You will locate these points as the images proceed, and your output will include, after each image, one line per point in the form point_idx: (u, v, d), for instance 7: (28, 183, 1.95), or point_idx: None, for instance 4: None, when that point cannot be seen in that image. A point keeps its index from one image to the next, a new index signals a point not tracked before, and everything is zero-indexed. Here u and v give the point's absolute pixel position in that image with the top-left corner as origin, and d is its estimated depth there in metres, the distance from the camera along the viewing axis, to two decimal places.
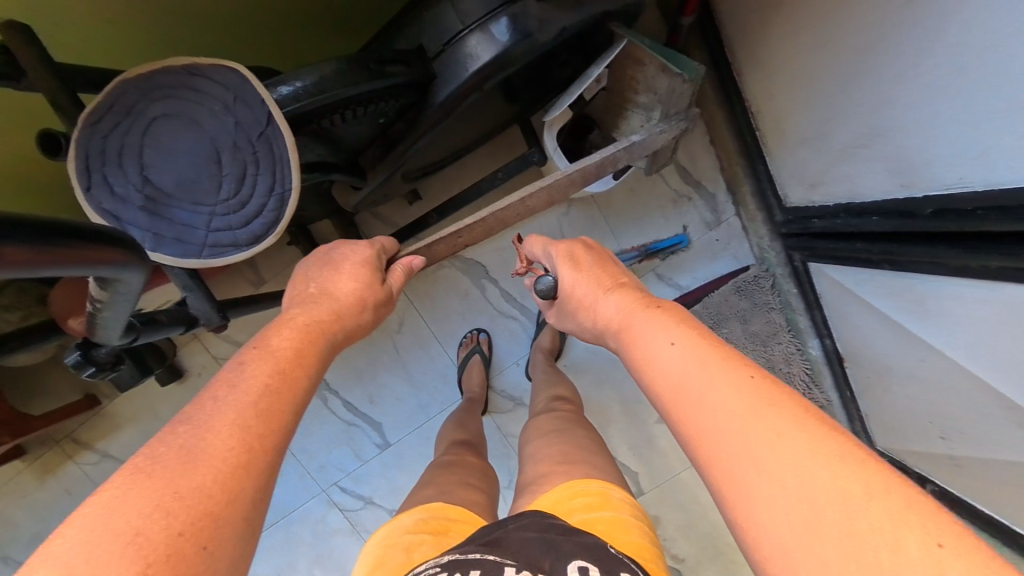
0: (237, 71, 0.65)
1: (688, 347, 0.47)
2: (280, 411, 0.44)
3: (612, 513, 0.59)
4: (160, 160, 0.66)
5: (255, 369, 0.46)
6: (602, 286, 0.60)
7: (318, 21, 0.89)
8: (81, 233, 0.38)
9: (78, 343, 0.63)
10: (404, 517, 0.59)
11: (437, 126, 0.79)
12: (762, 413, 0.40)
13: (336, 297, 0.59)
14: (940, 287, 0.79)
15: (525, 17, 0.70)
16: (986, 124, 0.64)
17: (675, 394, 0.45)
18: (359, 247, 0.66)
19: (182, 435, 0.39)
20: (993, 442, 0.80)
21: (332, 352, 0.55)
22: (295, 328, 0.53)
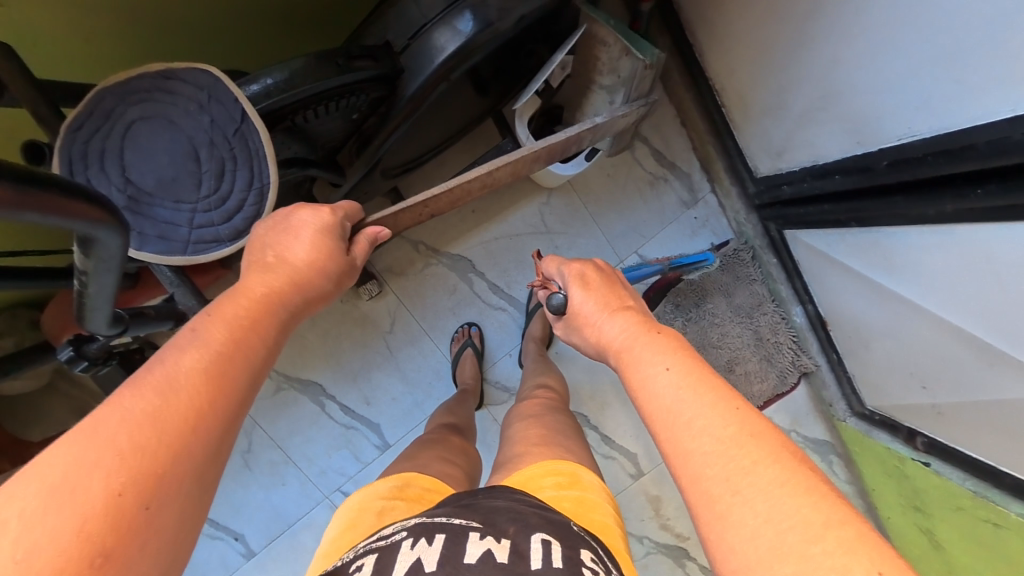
0: (210, 71, 0.67)
1: (682, 374, 0.48)
2: (231, 377, 0.45)
3: (581, 493, 0.61)
4: (140, 161, 0.68)
5: (210, 336, 0.47)
6: (607, 307, 0.61)
7: (284, 23, 0.91)
8: (57, 183, 0.39)
9: (70, 339, 0.65)
10: (379, 483, 0.60)
11: (407, 120, 0.81)
12: (743, 441, 0.41)
13: (291, 270, 0.60)
14: (901, 239, 0.84)
15: (484, 8, 0.74)
16: (925, 76, 0.68)
17: (663, 418, 0.46)
18: (309, 212, 0.65)
19: (133, 399, 0.40)
20: (972, 385, 0.84)
21: (287, 322, 0.56)
22: (244, 298, 0.54)
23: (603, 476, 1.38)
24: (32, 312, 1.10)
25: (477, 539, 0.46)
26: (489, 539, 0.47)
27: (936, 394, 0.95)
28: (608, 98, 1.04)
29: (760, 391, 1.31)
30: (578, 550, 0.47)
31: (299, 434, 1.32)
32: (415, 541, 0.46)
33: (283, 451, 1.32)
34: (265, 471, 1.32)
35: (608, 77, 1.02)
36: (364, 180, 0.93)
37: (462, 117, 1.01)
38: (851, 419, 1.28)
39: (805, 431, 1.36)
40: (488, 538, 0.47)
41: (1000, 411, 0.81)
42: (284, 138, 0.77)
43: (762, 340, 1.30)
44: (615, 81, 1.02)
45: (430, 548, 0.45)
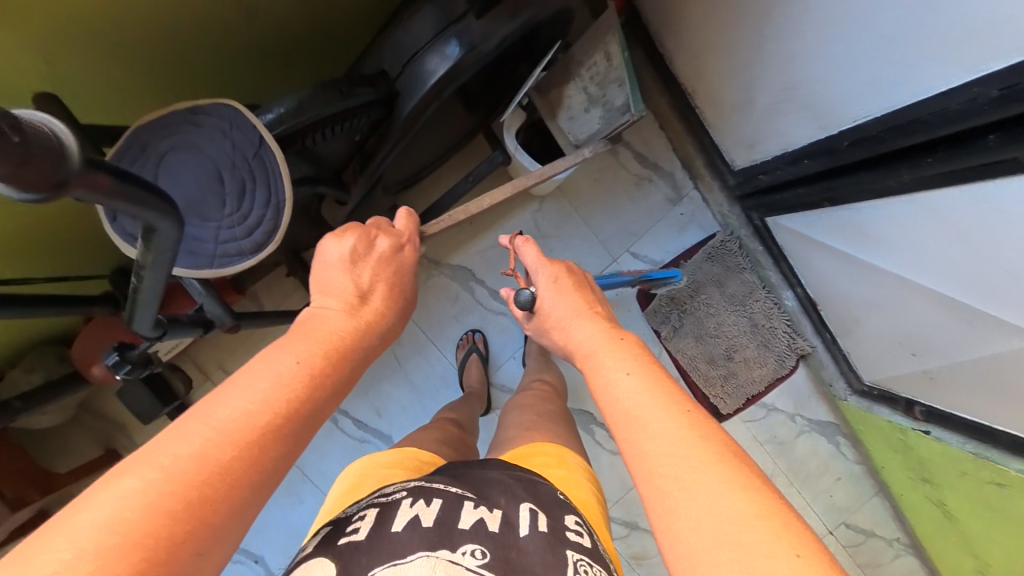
0: (231, 104, 0.73)
1: (640, 380, 0.52)
2: (295, 432, 0.45)
3: (566, 472, 0.66)
4: (171, 186, 0.73)
5: (291, 380, 0.47)
6: (578, 313, 0.65)
7: (286, 61, 1.00)
8: (135, 179, 0.41)
9: (115, 345, 0.72)
10: (380, 454, 0.64)
11: (405, 137, 0.89)
12: (692, 440, 0.45)
13: (366, 308, 0.59)
14: (872, 214, 0.90)
15: (469, 32, 0.82)
16: (873, 62, 0.75)
17: (621, 419, 0.50)
18: (384, 238, 0.65)
19: (210, 441, 0.40)
20: (958, 346, 0.89)
21: (357, 365, 0.55)
22: (322, 337, 0.53)
23: (614, 473, 1.40)
24: (59, 348, 1.15)
25: (471, 509, 0.51)
26: (482, 509, 0.51)
27: (926, 360, 1.00)
28: (585, 104, 1.14)
29: (760, 375, 1.35)
30: (563, 518, 0.53)
31: (315, 450, 1.35)
32: (413, 500, 0.51)
33: (299, 468, 1.35)
34: (283, 489, 1.34)
35: (592, 87, 1.12)
36: (368, 196, 1.01)
37: (454, 133, 1.09)
38: (852, 398, 1.31)
39: (809, 414, 1.36)
40: (481, 508, 0.51)
41: (988, 367, 0.86)
42: (295, 160, 0.84)
43: (758, 326, 1.34)
44: (598, 95, 1.13)
45: (427, 508, 0.50)
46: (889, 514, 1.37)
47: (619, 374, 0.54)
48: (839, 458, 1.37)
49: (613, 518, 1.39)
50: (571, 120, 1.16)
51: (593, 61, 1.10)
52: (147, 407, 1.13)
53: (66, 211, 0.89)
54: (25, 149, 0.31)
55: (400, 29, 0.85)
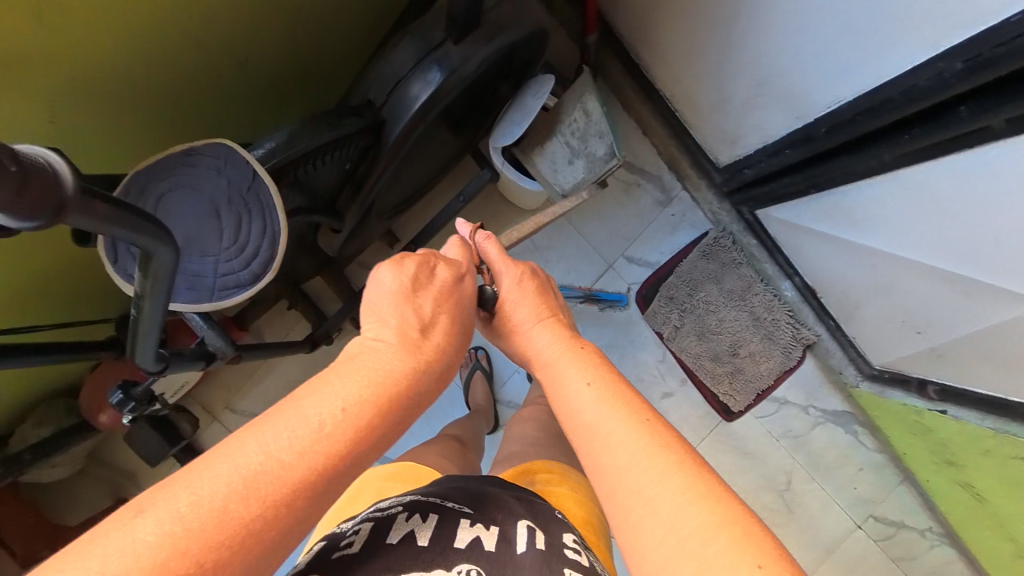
0: (225, 143, 0.70)
1: (601, 390, 0.51)
2: (326, 493, 0.38)
3: (567, 488, 0.67)
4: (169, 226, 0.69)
5: (333, 428, 0.39)
6: (537, 317, 0.62)
7: (274, 101, 1.04)
8: (130, 206, 0.43)
9: (120, 382, 0.72)
10: (380, 466, 0.66)
11: (393, 161, 0.92)
12: (651, 450, 0.45)
13: (428, 344, 0.50)
14: (857, 196, 0.92)
15: (448, 58, 0.86)
16: (839, 49, 0.78)
17: (583, 432, 0.49)
18: (444, 266, 0.57)
19: (233, 494, 0.34)
20: (961, 318, 0.89)
21: (410, 413, 0.46)
22: (374, 375, 0.45)
23: None
24: (69, 399, 1.16)
25: (468, 526, 0.51)
26: (478, 526, 0.51)
27: (931, 337, 1.00)
28: (568, 156, 1.15)
29: (768, 369, 1.34)
30: (560, 535, 0.53)
31: None
32: (408, 514, 0.51)
33: None
34: None
35: (574, 141, 1.14)
36: (362, 222, 1.03)
37: (442, 155, 1.12)
38: (864, 384, 1.29)
39: (821, 404, 1.35)
40: (477, 526, 0.51)
41: (994, 336, 0.86)
42: (291, 193, 0.84)
43: (760, 320, 1.34)
44: (581, 147, 1.14)
45: (423, 524, 0.50)
46: (917, 502, 1.33)
47: (579, 386, 0.53)
48: (858, 448, 1.34)
49: None
50: (555, 171, 1.15)
51: (574, 116, 1.14)
52: (155, 449, 1.13)
53: (67, 260, 0.91)
54: (24, 176, 0.32)
55: (383, 59, 0.89)
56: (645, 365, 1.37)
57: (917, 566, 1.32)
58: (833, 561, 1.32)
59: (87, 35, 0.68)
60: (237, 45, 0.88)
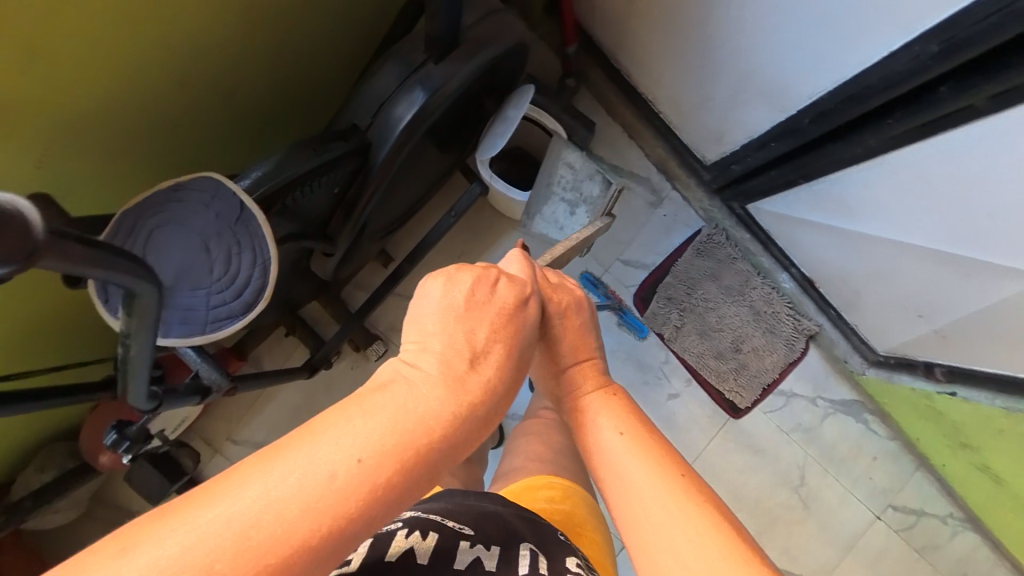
0: (211, 176, 0.68)
1: (633, 442, 0.53)
2: (322, 554, 0.34)
3: (570, 507, 0.69)
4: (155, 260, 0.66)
5: (348, 480, 0.36)
6: (572, 356, 0.59)
7: (259, 132, 1.04)
8: (108, 247, 0.43)
9: (114, 424, 0.71)
10: None
11: (381, 183, 0.92)
12: (676, 506, 0.47)
13: (469, 381, 0.45)
14: (847, 182, 0.92)
15: (430, 78, 0.87)
16: (814, 40, 0.79)
17: (612, 480, 0.51)
18: (506, 284, 0.51)
19: (225, 543, 0.32)
20: (962, 299, 0.89)
21: (434, 473, 0.40)
22: (407, 424, 0.40)
23: None
24: (68, 443, 1.14)
25: (468, 547, 0.53)
26: (479, 547, 0.53)
27: (934, 319, 0.99)
28: (568, 209, 1.14)
29: (772, 363, 1.32)
30: (564, 560, 0.54)
31: None
32: (409, 531, 0.52)
33: None
34: None
35: (570, 192, 1.15)
36: (354, 244, 1.02)
37: (430, 174, 1.12)
38: (871, 370, 1.28)
39: (829, 395, 1.33)
40: (478, 547, 0.53)
41: (997, 314, 0.85)
42: (278, 220, 0.83)
43: (760, 314, 1.33)
44: (577, 197, 1.15)
45: (423, 541, 0.51)
46: (935, 489, 1.31)
47: (612, 435, 0.54)
48: (871, 437, 1.32)
49: None
50: (560, 227, 1.15)
51: (562, 173, 1.15)
52: (157, 488, 1.11)
53: (59, 302, 0.90)
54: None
55: (365, 83, 0.89)
56: (648, 368, 1.36)
57: (942, 554, 1.29)
58: (855, 555, 1.29)
59: (72, 79, 0.69)
60: (220, 80, 0.88)
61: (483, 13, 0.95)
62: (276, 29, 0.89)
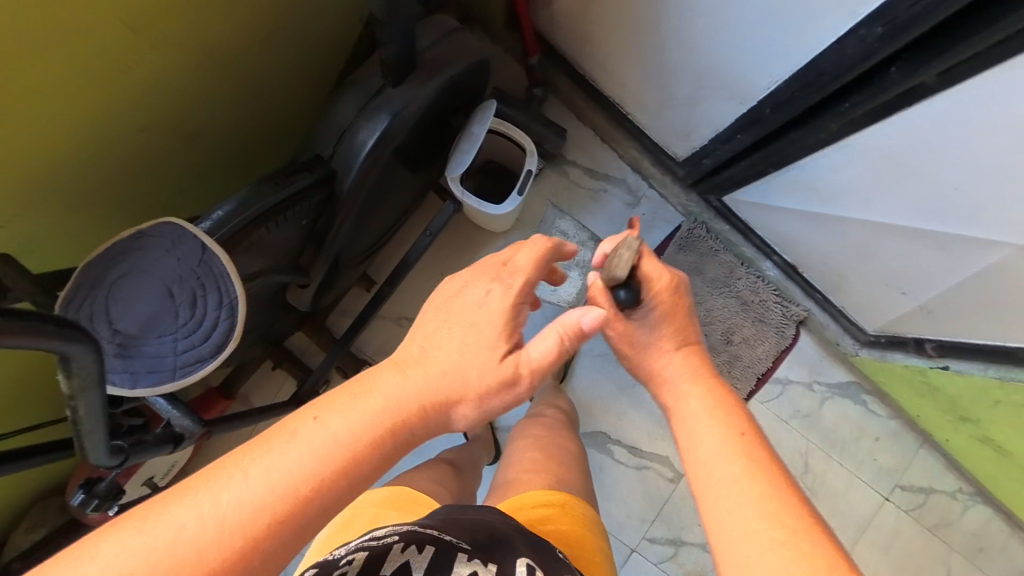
0: (172, 221, 0.67)
1: (730, 440, 0.54)
2: (288, 524, 0.41)
3: (567, 526, 0.68)
4: (117, 313, 0.64)
5: (314, 460, 0.43)
6: (672, 343, 0.65)
7: (232, 173, 1.01)
8: (42, 317, 0.42)
9: (81, 483, 0.70)
10: (375, 491, 0.72)
11: (351, 211, 0.91)
12: (768, 518, 0.47)
13: (428, 373, 0.53)
14: (815, 167, 0.92)
15: (390, 102, 0.87)
16: (764, 31, 0.79)
17: (698, 464, 0.54)
18: (490, 287, 0.57)
19: (199, 518, 0.39)
20: (941, 273, 0.88)
21: (393, 455, 0.48)
22: (375, 411, 0.48)
23: (642, 490, 1.34)
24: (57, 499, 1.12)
25: (465, 560, 0.53)
26: (476, 562, 0.53)
27: (917, 295, 0.99)
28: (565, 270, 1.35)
29: (764, 352, 1.31)
30: None
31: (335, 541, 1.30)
32: (404, 545, 0.52)
33: None
34: None
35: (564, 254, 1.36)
36: (330, 273, 1.01)
37: (403, 197, 1.12)
38: (863, 351, 1.27)
39: (825, 378, 1.32)
40: (475, 561, 0.53)
41: (977, 285, 0.85)
42: (248, 258, 0.80)
43: (747, 303, 1.32)
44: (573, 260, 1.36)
45: (418, 555, 0.51)
46: (940, 465, 1.29)
47: (729, 431, 0.55)
48: (871, 417, 1.31)
49: (656, 540, 1.32)
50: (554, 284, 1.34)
51: (556, 237, 1.37)
52: None
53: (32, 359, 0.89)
54: None
55: (327, 113, 0.89)
56: None
57: (955, 531, 1.28)
58: (867, 539, 1.28)
59: (34, 141, 0.65)
60: None
61: (441, 34, 0.96)
62: (244, 70, 0.87)
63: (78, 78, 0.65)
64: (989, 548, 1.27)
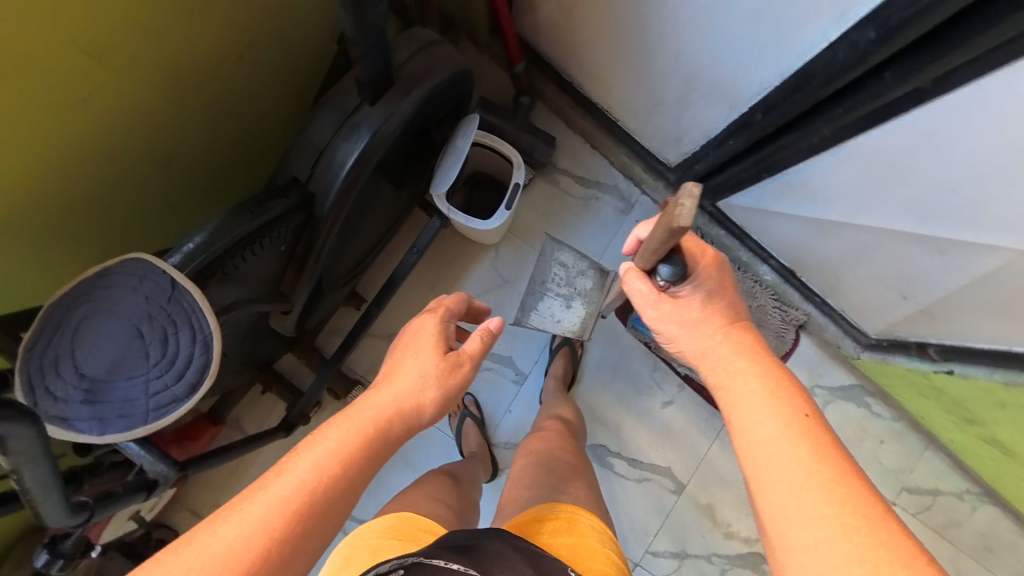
0: (139, 257, 0.63)
1: (789, 426, 0.50)
2: (291, 531, 0.47)
3: (578, 541, 0.65)
4: (83, 357, 0.61)
5: (306, 472, 0.50)
6: (725, 320, 0.61)
7: (208, 197, 0.97)
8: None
9: (45, 542, 0.66)
10: (376, 521, 0.69)
11: (332, 232, 0.89)
12: (836, 505, 0.44)
13: (392, 389, 0.62)
14: (808, 171, 0.90)
15: (369, 119, 0.84)
16: (752, 35, 0.77)
17: (753, 451, 0.51)
18: (428, 318, 0.70)
19: (218, 535, 0.45)
20: (942, 277, 0.86)
21: (373, 461, 0.56)
22: (353, 422, 0.57)
23: (644, 502, 1.31)
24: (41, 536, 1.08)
25: None
26: None
27: (918, 299, 0.96)
28: (563, 303, 1.23)
29: None
30: None
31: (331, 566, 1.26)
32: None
33: None
34: None
35: (563, 288, 1.24)
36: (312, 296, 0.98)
37: (387, 214, 1.09)
38: (865, 354, 1.25)
39: (827, 382, 1.29)
40: None
41: (979, 289, 0.82)
42: (224, 288, 0.77)
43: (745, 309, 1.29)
44: (572, 292, 1.24)
45: None
46: (946, 466, 1.27)
47: (793, 413, 0.51)
48: (874, 421, 1.28)
49: (659, 552, 1.29)
50: (554, 318, 1.23)
51: (555, 272, 1.25)
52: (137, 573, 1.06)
53: None
54: None
55: (303, 132, 0.86)
56: (639, 377, 1.35)
57: (963, 533, 1.25)
58: None
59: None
60: None
61: (420, 47, 0.93)
62: (217, 90, 0.84)
63: (34, 110, 0.61)
64: (999, 550, 1.25)
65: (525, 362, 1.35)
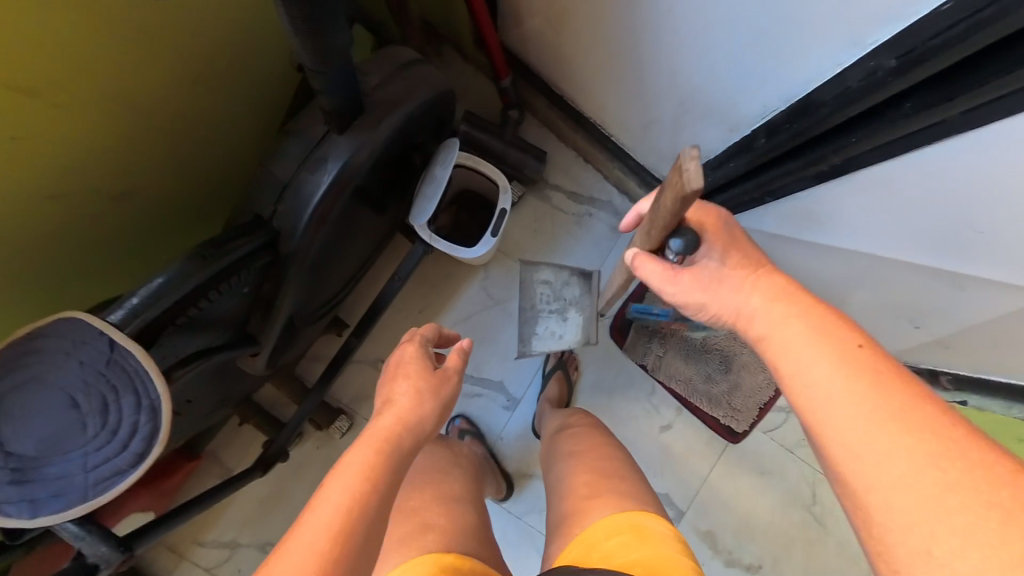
0: (73, 317, 0.57)
1: (841, 362, 0.46)
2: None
3: (653, 550, 0.60)
4: (10, 433, 0.55)
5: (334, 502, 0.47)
6: (749, 270, 0.57)
7: (170, 232, 0.90)
8: None
9: None
10: (417, 563, 0.60)
11: (303, 269, 0.82)
12: (915, 434, 0.40)
13: (394, 406, 0.59)
14: (815, 196, 0.84)
15: (339, 148, 0.77)
16: (755, 57, 0.71)
17: (806, 399, 0.47)
18: (408, 348, 0.66)
19: None
20: (961, 309, 0.79)
21: (394, 481, 0.52)
22: (363, 442, 0.54)
23: None
24: None
25: None
26: None
27: (931, 329, 0.90)
28: (559, 318, 1.19)
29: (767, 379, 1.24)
30: None
31: None
32: None
33: None
34: None
35: (553, 303, 1.20)
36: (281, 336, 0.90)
37: (367, 241, 1.03)
38: None
39: None
40: None
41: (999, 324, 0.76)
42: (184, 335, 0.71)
43: None
44: (563, 305, 1.20)
45: None
46: None
47: (845, 347, 0.47)
48: None
49: None
50: (553, 335, 1.18)
51: (541, 292, 1.21)
52: None
53: None
54: None
55: (267, 165, 0.79)
56: (636, 401, 1.29)
57: None
58: None
59: None
60: None
61: (395, 69, 0.85)
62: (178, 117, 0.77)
63: None
64: None
65: (517, 387, 1.29)
